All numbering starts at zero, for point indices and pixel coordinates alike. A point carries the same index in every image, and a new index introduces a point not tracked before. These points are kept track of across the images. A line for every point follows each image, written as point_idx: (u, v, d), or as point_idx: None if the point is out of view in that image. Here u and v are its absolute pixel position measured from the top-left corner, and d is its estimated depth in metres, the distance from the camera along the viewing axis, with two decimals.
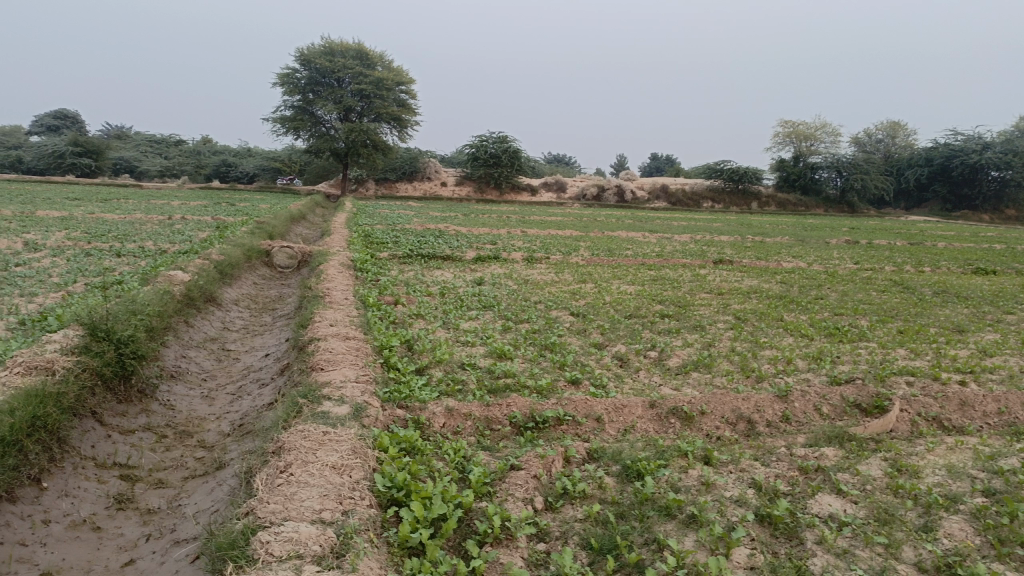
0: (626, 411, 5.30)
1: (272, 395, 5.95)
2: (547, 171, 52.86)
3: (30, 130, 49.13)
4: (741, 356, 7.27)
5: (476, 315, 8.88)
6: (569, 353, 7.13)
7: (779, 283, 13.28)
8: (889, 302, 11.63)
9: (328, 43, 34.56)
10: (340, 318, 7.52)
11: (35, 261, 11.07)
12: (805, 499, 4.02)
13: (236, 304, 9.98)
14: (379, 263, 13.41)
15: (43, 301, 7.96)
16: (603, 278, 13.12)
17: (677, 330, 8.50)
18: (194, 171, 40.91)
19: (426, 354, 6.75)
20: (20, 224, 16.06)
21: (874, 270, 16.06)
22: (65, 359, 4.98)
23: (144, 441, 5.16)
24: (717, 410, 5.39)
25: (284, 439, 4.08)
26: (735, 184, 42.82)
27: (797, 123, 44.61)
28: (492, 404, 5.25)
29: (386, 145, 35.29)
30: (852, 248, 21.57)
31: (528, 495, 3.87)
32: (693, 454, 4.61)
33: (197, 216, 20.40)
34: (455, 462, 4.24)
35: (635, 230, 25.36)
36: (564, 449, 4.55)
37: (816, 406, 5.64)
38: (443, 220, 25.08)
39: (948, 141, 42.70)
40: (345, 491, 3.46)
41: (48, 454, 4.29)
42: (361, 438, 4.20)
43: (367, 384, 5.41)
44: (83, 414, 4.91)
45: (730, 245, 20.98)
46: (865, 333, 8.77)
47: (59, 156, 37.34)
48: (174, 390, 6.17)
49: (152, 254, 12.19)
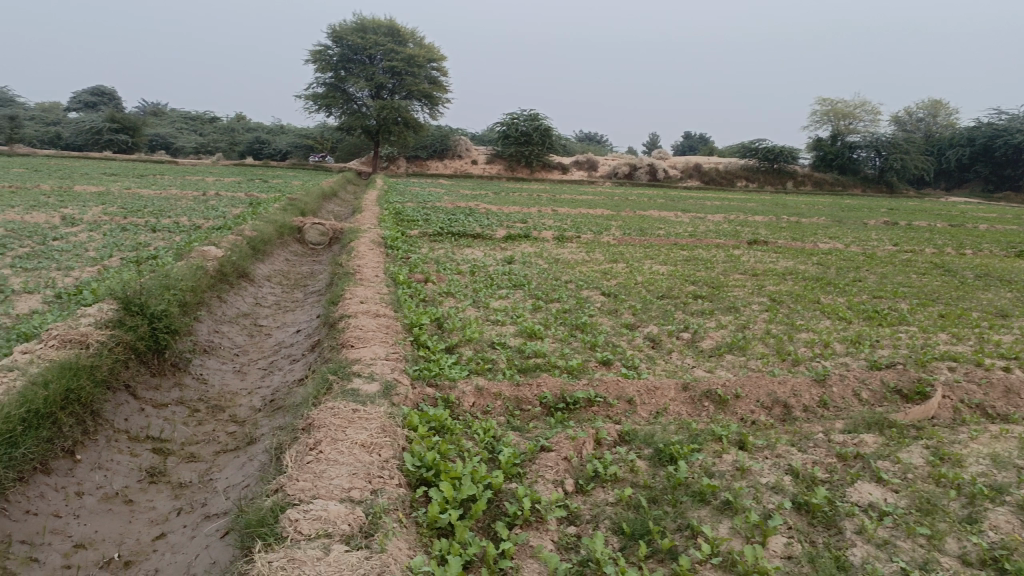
0: (659, 394, 5.22)
1: (303, 371, 5.95)
2: (579, 149, 52.43)
3: (68, 107, 49.82)
4: (777, 339, 7.13)
5: (506, 293, 8.81)
6: (600, 333, 7.05)
7: (815, 265, 13.02)
8: (929, 285, 11.35)
9: (360, 19, 34.47)
10: (370, 295, 7.50)
11: (72, 236, 11.20)
12: (844, 487, 3.91)
13: (268, 280, 10.03)
14: (410, 240, 13.40)
15: (79, 274, 8.05)
16: (635, 257, 12.98)
17: (711, 311, 8.37)
18: (228, 147, 41.28)
19: (455, 333, 6.70)
20: (58, 198, 16.31)
21: (914, 252, 15.69)
22: (99, 332, 5.02)
23: (177, 415, 5.19)
24: (752, 393, 5.28)
25: (314, 416, 4.05)
26: (770, 164, 42.14)
27: (836, 101, 43.69)
28: (522, 384, 5.19)
29: (417, 122, 35.21)
30: (891, 229, 21.11)
31: (559, 477, 3.81)
32: (728, 438, 4.52)
33: (231, 192, 20.57)
34: (485, 442, 4.20)
35: (668, 209, 25.08)
36: (595, 431, 4.48)
37: (855, 391, 5.50)
38: (475, 198, 25.00)
39: (992, 120, 41.51)
40: (374, 470, 3.43)
41: (81, 427, 4.32)
42: (390, 416, 4.16)
43: (397, 361, 5.38)
44: (117, 387, 4.94)
45: (765, 225, 20.66)
46: (905, 317, 8.55)
47: (96, 132, 37.83)
48: (207, 365, 6.20)
49: (186, 229, 12.29)
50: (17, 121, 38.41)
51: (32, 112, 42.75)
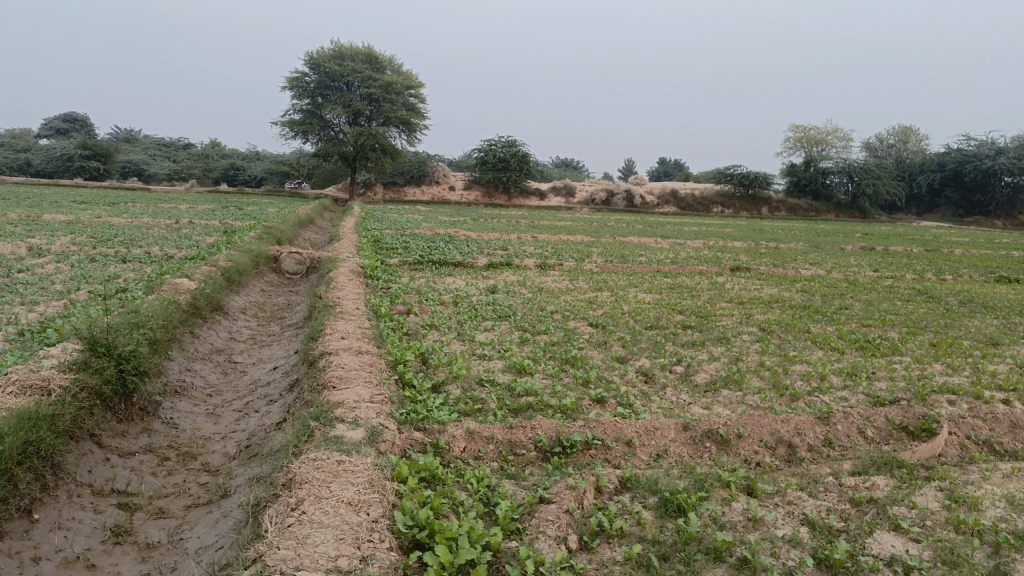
0: (659, 434, 4.96)
1: (281, 414, 5.64)
2: (556, 176, 52.51)
3: (39, 134, 49.09)
4: (772, 372, 6.91)
5: (491, 325, 8.55)
6: (592, 368, 6.79)
7: (800, 292, 12.89)
8: (916, 312, 11.23)
9: (337, 46, 34.34)
10: (352, 329, 7.21)
11: (39, 268, 10.78)
12: (863, 539, 3.67)
13: (243, 313, 9.68)
14: (389, 270, 13.10)
15: (44, 309, 7.69)
16: (619, 285, 12.78)
17: (702, 342, 8.15)
18: (202, 173, 40.87)
19: (441, 369, 6.43)
20: (25, 228, 15.84)
21: (895, 278, 15.65)
22: (62, 377, 4.69)
23: (145, 465, 4.85)
24: (755, 432, 5.05)
25: (296, 470, 3.75)
26: (745, 189, 42.43)
27: (809, 127, 44.15)
28: (516, 427, 4.91)
29: (394, 149, 35.01)
30: (869, 255, 21.14)
31: (561, 533, 3.54)
32: (736, 484, 4.26)
33: (204, 220, 20.16)
34: (480, 493, 3.92)
35: (648, 235, 24.97)
36: (595, 478, 4.22)
37: (860, 428, 5.29)
38: (453, 224, 24.80)
39: (961, 146, 42.19)
40: (363, 533, 3.15)
41: (40, 483, 3.98)
42: (377, 467, 3.87)
43: (382, 404, 5.08)
44: (80, 436, 4.60)
45: (744, 251, 20.60)
46: (898, 347, 8.39)
47: (68, 159, 37.25)
48: (178, 408, 5.86)
49: (158, 260, 11.91)
50: None
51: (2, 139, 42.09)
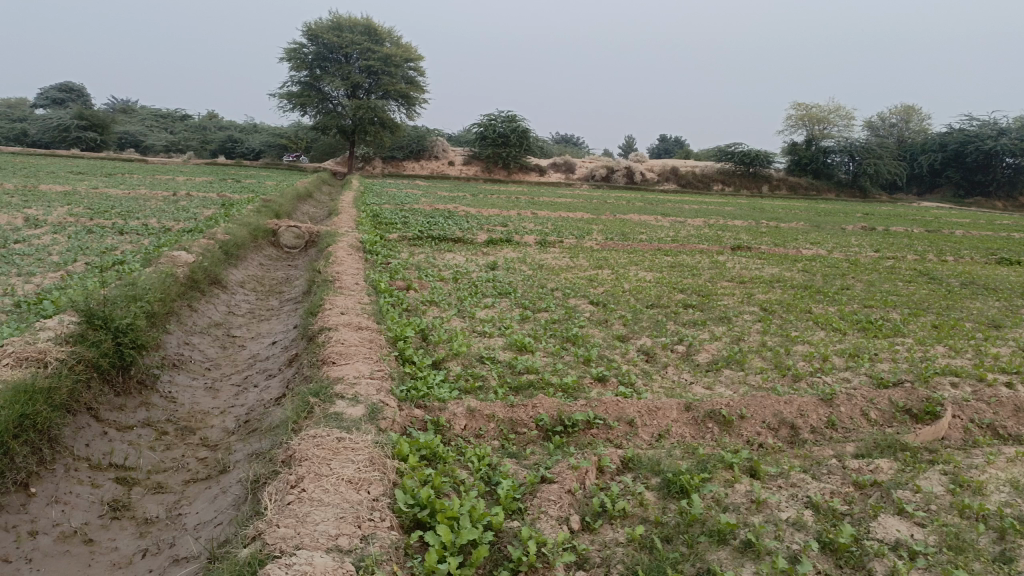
0: (661, 414, 4.92)
1: (280, 389, 5.59)
2: (556, 152, 52.24)
3: (35, 103, 48.70)
4: (773, 352, 6.86)
5: (492, 302, 8.50)
6: (593, 347, 6.75)
7: (801, 272, 12.83)
8: (917, 293, 11.19)
9: (336, 17, 33.95)
10: (351, 305, 7.15)
11: (35, 238, 10.69)
12: (867, 522, 3.65)
13: (242, 287, 9.61)
14: (389, 245, 13.02)
15: (40, 281, 7.62)
16: (619, 263, 12.70)
17: (703, 322, 8.09)
18: (200, 145, 40.60)
19: (441, 346, 6.38)
20: (21, 198, 15.72)
21: (896, 259, 15.58)
22: (59, 349, 4.63)
23: (143, 439, 4.81)
24: (758, 413, 5.01)
25: (295, 447, 3.70)
26: (746, 167, 42.16)
27: (811, 105, 43.86)
28: (517, 405, 4.87)
29: (394, 123, 34.75)
30: (869, 235, 21.07)
31: (563, 514, 3.51)
32: (739, 466, 4.22)
33: (202, 192, 20.00)
34: (481, 472, 3.89)
35: (648, 213, 24.85)
36: (597, 458, 4.18)
37: (863, 411, 5.25)
38: (452, 200, 24.67)
39: (964, 127, 41.95)
40: (364, 512, 3.11)
41: (37, 456, 3.94)
42: (378, 444, 3.82)
43: (382, 380, 5.04)
44: (77, 409, 4.56)
45: (745, 230, 20.52)
46: (900, 328, 8.36)
47: (64, 130, 36.96)
48: (176, 381, 5.81)
49: (156, 232, 11.82)
50: None
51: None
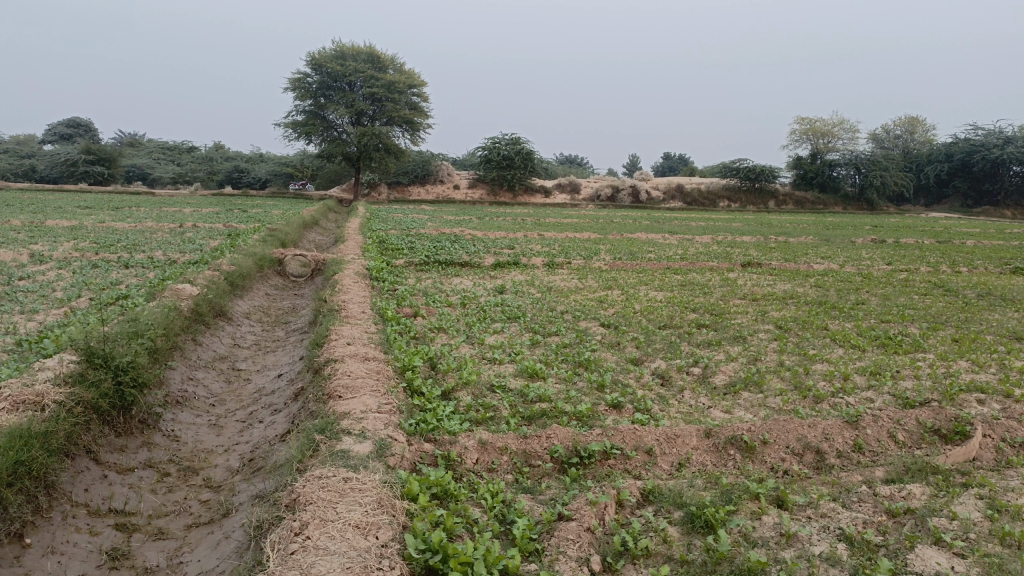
0: (680, 442, 4.73)
1: (286, 425, 5.43)
2: (560, 173, 52.23)
3: (43, 139, 49.11)
4: (792, 372, 6.67)
5: (501, 327, 8.33)
6: (606, 371, 6.57)
7: (814, 288, 12.62)
8: (934, 306, 10.96)
9: (339, 46, 34.16)
10: (357, 334, 7.00)
11: (40, 275, 10.61)
12: (904, 555, 3.44)
13: (247, 318, 9.49)
14: (396, 271, 12.90)
15: (43, 318, 7.51)
16: (628, 283, 12.54)
17: (718, 342, 7.90)
18: (206, 177, 40.79)
19: (451, 375, 6.22)
20: (28, 234, 15.70)
21: (909, 272, 15.36)
22: (56, 391, 4.49)
23: (144, 481, 4.66)
24: (781, 438, 4.82)
25: (299, 489, 3.53)
26: (751, 183, 42.01)
27: (815, 119, 43.81)
28: (530, 435, 4.69)
29: (398, 149, 34.82)
30: (880, 247, 20.83)
31: (583, 554, 3.32)
32: (765, 496, 4.02)
33: (208, 223, 20.00)
34: (495, 511, 3.71)
35: (655, 231, 24.70)
36: (616, 491, 3.99)
37: (890, 432, 5.05)
38: (458, 224, 24.58)
39: (969, 136, 41.75)
40: (372, 561, 2.93)
41: (32, 504, 3.78)
42: (386, 484, 3.65)
43: (390, 414, 4.87)
44: (75, 453, 4.41)
45: (754, 246, 20.33)
46: (921, 343, 8.14)
47: (72, 164, 37.17)
48: (179, 419, 5.66)
49: (162, 265, 11.74)
50: None
51: (6, 145, 42.04)
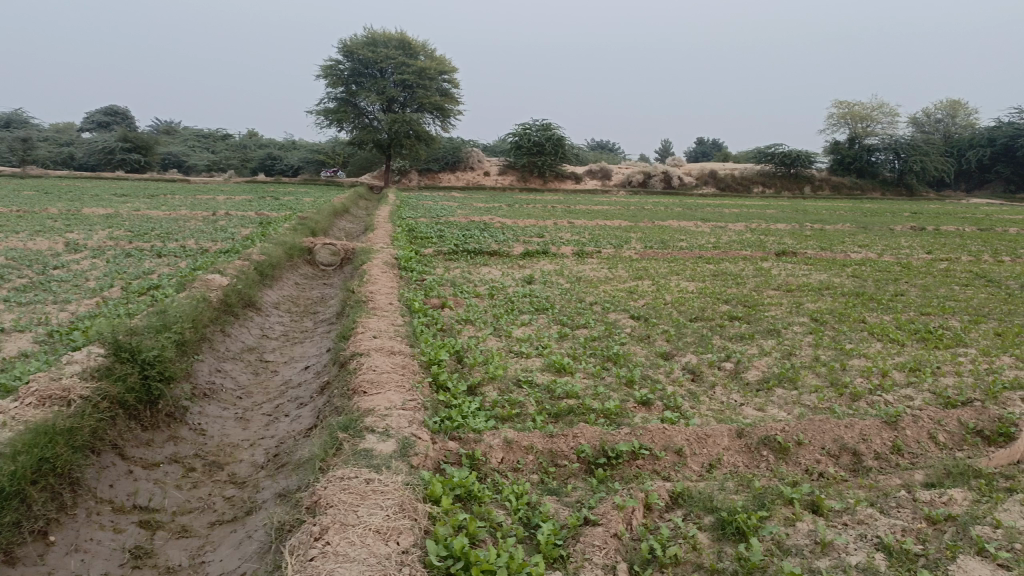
0: (711, 442, 4.60)
1: (311, 420, 5.40)
2: (592, 159, 51.83)
3: (81, 127, 49.86)
4: (828, 368, 6.48)
5: (529, 319, 8.24)
6: (635, 366, 6.44)
7: (851, 278, 12.33)
8: (976, 298, 10.64)
9: (370, 33, 34.16)
10: (384, 327, 6.95)
11: (74, 264, 10.72)
12: (946, 565, 3.28)
13: (276, 309, 9.50)
14: (425, 260, 12.85)
15: (76, 308, 7.57)
16: (660, 273, 12.36)
17: (751, 335, 7.73)
18: (240, 164, 41.14)
19: (477, 369, 6.15)
20: (64, 222, 15.92)
21: (950, 261, 14.96)
22: (83, 386, 4.49)
23: (170, 477, 4.65)
24: (816, 439, 4.67)
25: (321, 492, 3.47)
26: (786, 169, 41.31)
27: (853, 103, 42.90)
28: (557, 434, 4.60)
29: (429, 135, 34.76)
30: (919, 235, 20.34)
31: (609, 561, 3.23)
32: (799, 501, 3.89)
33: (241, 211, 20.13)
34: (520, 514, 3.63)
35: (688, 218, 24.38)
36: (644, 494, 3.89)
37: (931, 434, 4.87)
38: (488, 211, 24.48)
39: (1014, 120, 40.58)
40: (391, 569, 2.86)
41: (57, 501, 3.78)
42: (409, 486, 3.58)
43: (414, 411, 4.80)
44: (101, 448, 4.40)
45: (789, 234, 19.97)
46: (963, 337, 7.89)
47: (109, 152, 37.70)
48: (206, 413, 5.66)
49: (193, 254, 11.81)
50: (30, 143, 38.40)
51: (46, 133, 42.76)
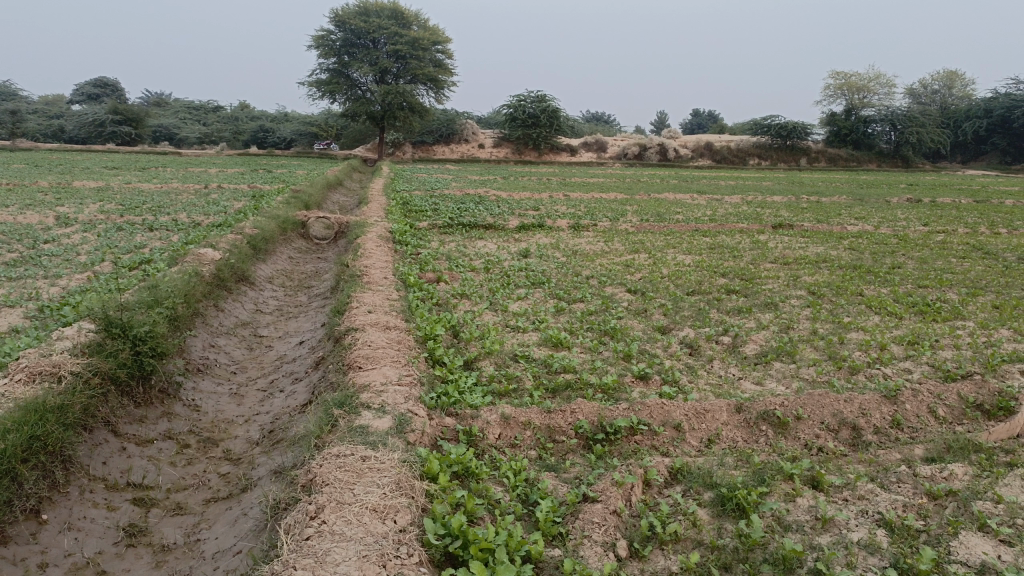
0: (710, 417, 4.56)
1: (306, 396, 5.34)
2: (587, 130, 51.44)
3: (71, 99, 49.31)
4: (826, 342, 6.45)
5: (525, 293, 8.17)
6: (632, 340, 6.40)
7: (847, 250, 12.28)
8: (973, 270, 10.61)
9: (363, 3, 33.68)
10: (379, 302, 6.88)
11: (65, 238, 10.59)
12: (947, 542, 3.25)
13: (270, 283, 9.41)
14: (419, 234, 12.75)
15: (67, 282, 7.47)
16: (656, 246, 12.28)
17: (748, 308, 7.69)
18: (232, 136, 40.75)
19: (474, 344, 6.10)
20: (55, 196, 15.74)
21: (947, 233, 14.92)
22: (74, 362, 4.42)
23: (163, 453, 4.60)
24: (816, 414, 4.64)
25: (316, 470, 3.42)
26: (782, 141, 41.09)
27: (850, 74, 42.57)
28: (554, 409, 4.55)
29: (423, 107, 34.39)
30: (915, 207, 20.28)
31: (609, 539, 3.20)
32: (799, 477, 3.86)
33: (234, 184, 19.94)
34: (518, 490, 3.60)
35: (684, 191, 24.26)
36: (643, 470, 3.85)
37: (930, 408, 4.84)
38: (483, 184, 24.32)
39: (1010, 91, 40.35)
40: (389, 548, 2.82)
41: (49, 479, 3.73)
42: (406, 463, 3.54)
43: (410, 386, 4.75)
44: (93, 425, 4.35)
45: (785, 206, 19.90)
46: (961, 310, 7.86)
47: (100, 124, 37.31)
48: (200, 388, 5.60)
49: (186, 227, 11.69)
50: (19, 115, 37.98)
51: (35, 105, 42.23)
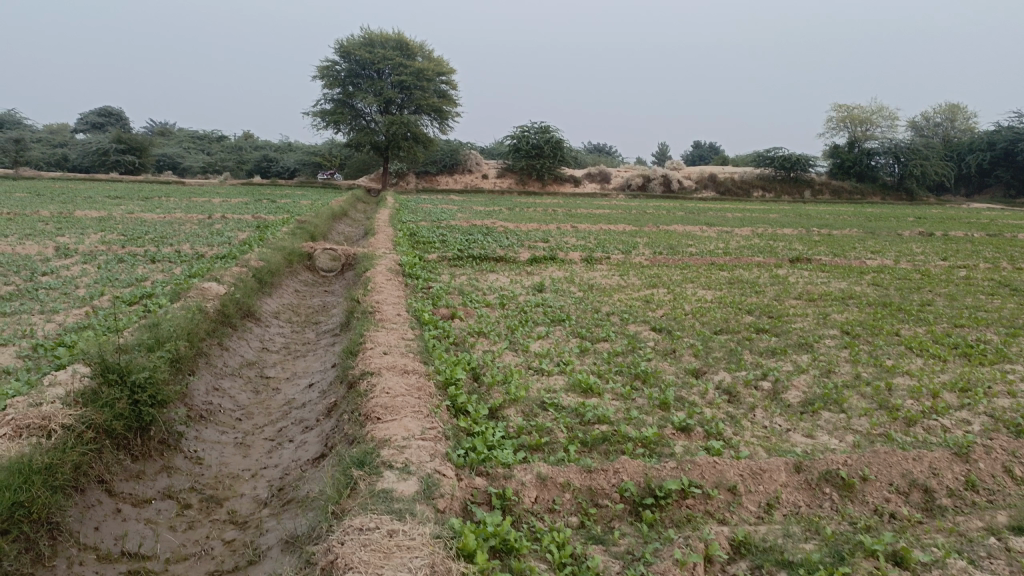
0: (767, 477, 4.12)
1: (318, 449, 4.90)
2: (590, 162, 51.43)
3: (75, 129, 49.38)
4: (874, 388, 6.01)
5: (545, 332, 7.76)
6: (667, 385, 5.96)
7: (871, 286, 11.88)
8: (1006, 308, 10.19)
9: (368, 33, 33.63)
10: (394, 342, 6.46)
11: (64, 270, 10.22)
12: None
13: (276, 318, 9.02)
14: (429, 267, 12.36)
15: (63, 318, 7.05)
16: (673, 281, 11.88)
17: (783, 350, 7.25)
18: (236, 166, 40.62)
19: (497, 389, 5.68)
20: (56, 225, 15.40)
21: (968, 268, 14.51)
22: (66, 414, 4.00)
23: (162, 515, 4.16)
24: (883, 475, 4.21)
25: (339, 548, 2.99)
26: (786, 173, 40.92)
27: (853, 107, 42.52)
28: (595, 468, 4.12)
29: (427, 138, 34.20)
30: (930, 241, 19.91)
31: None
32: (881, 552, 3.42)
33: (236, 214, 19.61)
34: (565, 570, 3.16)
35: (691, 223, 23.97)
36: (705, 543, 3.41)
37: (1006, 467, 4.41)
38: (489, 215, 23.98)
39: (1013, 125, 40.27)
40: None
41: (31, 552, 3.30)
42: (439, 540, 3.11)
43: (435, 441, 4.32)
44: (85, 485, 3.92)
45: (797, 239, 19.55)
46: (1005, 352, 7.44)
47: (104, 153, 37.14)
48: (203, 438, 5.16)
49: (189, 259, 11.32)
50: (23, 144, 37.74)
51: (38, 133, 42.12)
